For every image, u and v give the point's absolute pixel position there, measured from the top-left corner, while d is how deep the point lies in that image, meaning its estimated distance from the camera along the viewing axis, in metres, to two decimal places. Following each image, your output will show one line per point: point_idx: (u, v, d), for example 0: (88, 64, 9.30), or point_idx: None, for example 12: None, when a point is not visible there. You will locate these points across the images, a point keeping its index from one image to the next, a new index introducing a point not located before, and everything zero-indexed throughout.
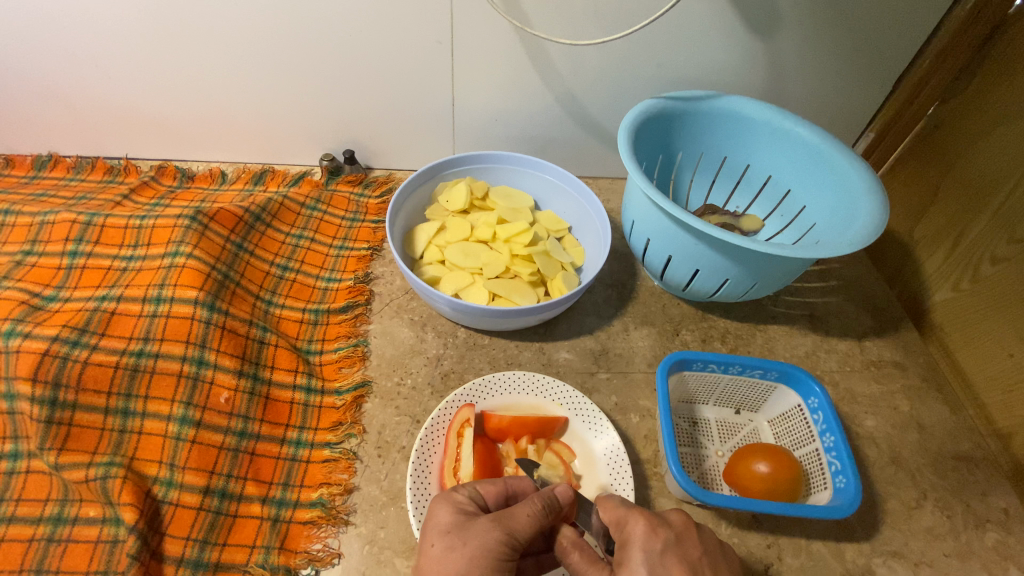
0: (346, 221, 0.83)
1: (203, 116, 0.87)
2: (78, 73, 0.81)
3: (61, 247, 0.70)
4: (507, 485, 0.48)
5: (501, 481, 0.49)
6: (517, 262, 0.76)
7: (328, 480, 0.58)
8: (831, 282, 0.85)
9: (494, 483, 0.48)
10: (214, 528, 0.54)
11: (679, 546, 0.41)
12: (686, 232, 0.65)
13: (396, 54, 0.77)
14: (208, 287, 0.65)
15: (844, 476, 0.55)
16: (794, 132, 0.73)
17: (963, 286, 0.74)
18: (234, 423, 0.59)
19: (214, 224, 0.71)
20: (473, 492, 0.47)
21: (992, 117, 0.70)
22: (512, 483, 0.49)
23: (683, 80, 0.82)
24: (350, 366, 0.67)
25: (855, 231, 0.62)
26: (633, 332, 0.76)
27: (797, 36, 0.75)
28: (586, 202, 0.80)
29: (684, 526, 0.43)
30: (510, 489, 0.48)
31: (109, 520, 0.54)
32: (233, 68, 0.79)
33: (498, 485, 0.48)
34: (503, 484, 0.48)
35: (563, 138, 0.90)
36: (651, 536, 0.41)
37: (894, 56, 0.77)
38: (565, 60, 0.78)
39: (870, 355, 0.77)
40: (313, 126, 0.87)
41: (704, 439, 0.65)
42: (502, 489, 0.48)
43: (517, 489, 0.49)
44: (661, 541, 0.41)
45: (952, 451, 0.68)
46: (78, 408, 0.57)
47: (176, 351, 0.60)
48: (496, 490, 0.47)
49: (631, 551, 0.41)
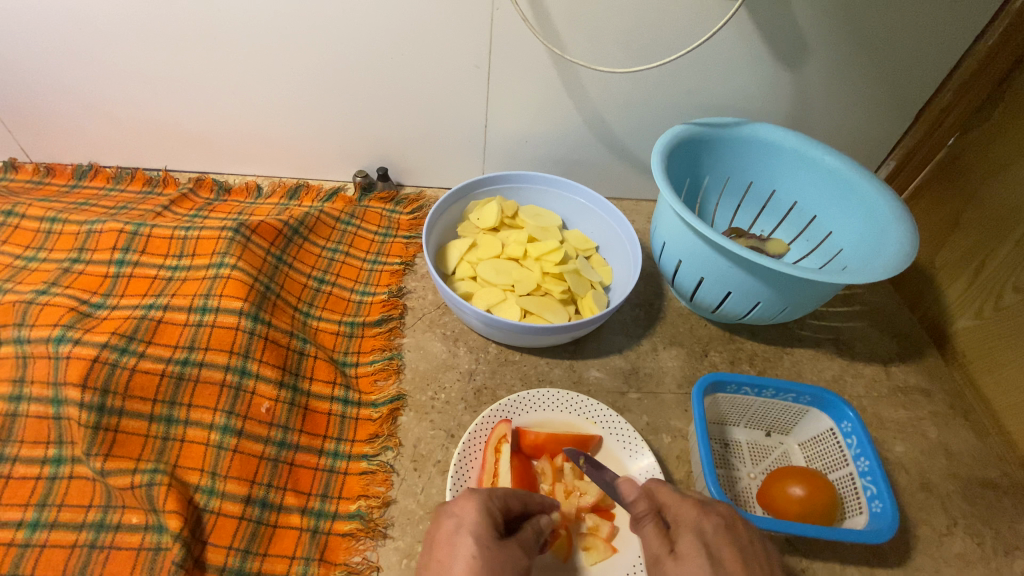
0: (379, 236, 0.85)
1: (241, 130, 0.89)
2: (126, 87, 0.84)
3: (108, 255, 0.71)
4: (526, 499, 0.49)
5: (524, 496, 0.48)
6: (548, 280, 0.77)
7: (366, 492, 0.59)
8: (854, 307, 0.86)
9: (519, 498, 0.48)
10: (255, 538, 0.55)
11: (730, 531, 0.44)
12: (719, 255, 0.67)
13: (433, 76, 0.80)
14: (251, 298, 0.66)
15: (880, 500, 0.56)
16: (822, 160, 0.74)
17: (985, 313, 0.74)
18: (274, 433, 0.60)
19: (256, 237, 0.73)
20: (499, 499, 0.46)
21: (1013, 149, 0.72)
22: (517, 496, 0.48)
23: (711, 107, 0.84)
24: (385, 379, 0.68)
25: (886, 259, 0.63)
26: (662, 352, 0.76)
27: (824, 68, 0.77)
28: (615, 222, 0.82)
29: (732, 516, 0.45)
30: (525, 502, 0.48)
31: (152, 527, 0.55)
32: (273, 85, 0.82)
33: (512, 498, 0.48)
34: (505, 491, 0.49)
35: (591, 161, 0.92)
36: (709, 516, 0.44)
37: (917, 89, 0.79)
38: (597, 85, 0.80)
39: (896, 380, 0.77)
40: (348, 143, 0.90)
41: (736, 461, 0.66)
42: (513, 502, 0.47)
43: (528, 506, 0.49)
44: (713, 524, 0.44)
45: (980, 478, 0.68)
46: (124, 414, 0.58)
47: (219, 361, 0.62)
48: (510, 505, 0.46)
49: (685, 532, 0.44)
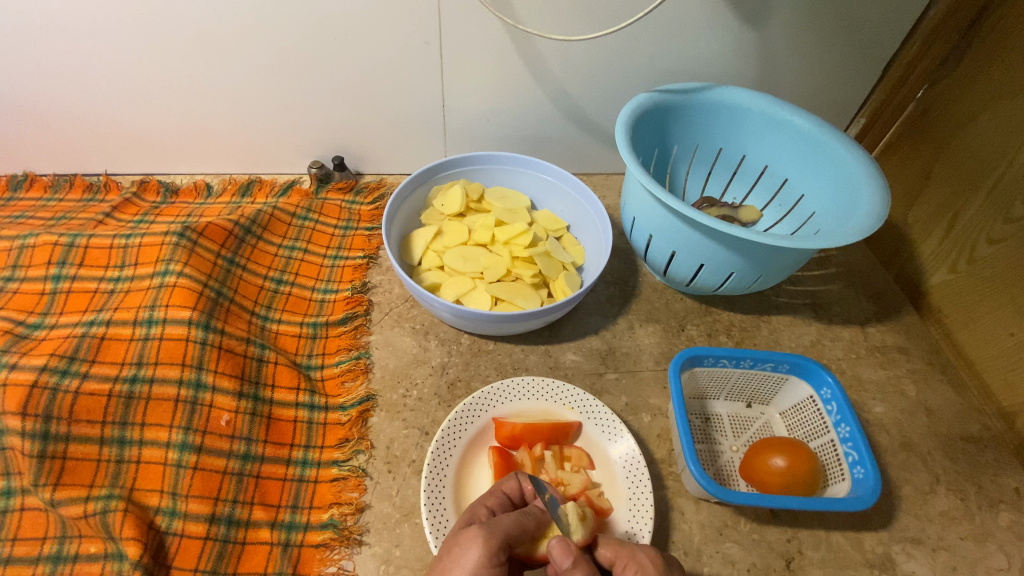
0: (339, 229, 0.81)
1: (185, 127, 0.84)
2: (51, 87, 0.77)
3: (44, 271, 0.67)
4: (523, 481, 0.50)
5: (521, 481, 0.50)
6: (518, 264, 0.74)
7: (338, 500, 0.56)
8: (830, 269, 0.85)
9: (512, 482, 0.50)
10: (223, 557, 0.53)
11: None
12: (689, 227, 0.64)
13: (381, 55, 0.75)
14: (201, 307, 0.63)
15: (863, 467, 0.56)
16: (790, 122, 0.72)
17: (959, 267, 0.73)
18: (237, 446, 0.57)
19: (204, 240, 0.69)
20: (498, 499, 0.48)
21: (981, 99, 0.70)
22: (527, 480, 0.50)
23: (674, 73, 0.80)
24: (353, 380, 0.65)
25: (857, 220, 0.61)
26: (639, 330, 0.75)
27: (789, 25, 0.74)
28: (583, 199, 0.79)
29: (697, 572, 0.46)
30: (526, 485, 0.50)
31: (111, 555, 0.52)
32: (216, 77, 0.77)
33: (515, 481, 0.50)
34: (518, 480, 0.50)
35: (555, 136, 0.88)
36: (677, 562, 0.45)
37: (884, 41, 0.77)
38: (555, 56, 0.76)
39: (873, 341, 0.77)
40: (299, 133, 0.85)
41: (718, 435, 0.65)
42: (520, 485, 0.50)
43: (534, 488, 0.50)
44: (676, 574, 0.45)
45: (961, 433, 0.68)
46: (71, 440, 0.55)
47: (172, 375, 0.58)
48: (516, 485, 0.50)
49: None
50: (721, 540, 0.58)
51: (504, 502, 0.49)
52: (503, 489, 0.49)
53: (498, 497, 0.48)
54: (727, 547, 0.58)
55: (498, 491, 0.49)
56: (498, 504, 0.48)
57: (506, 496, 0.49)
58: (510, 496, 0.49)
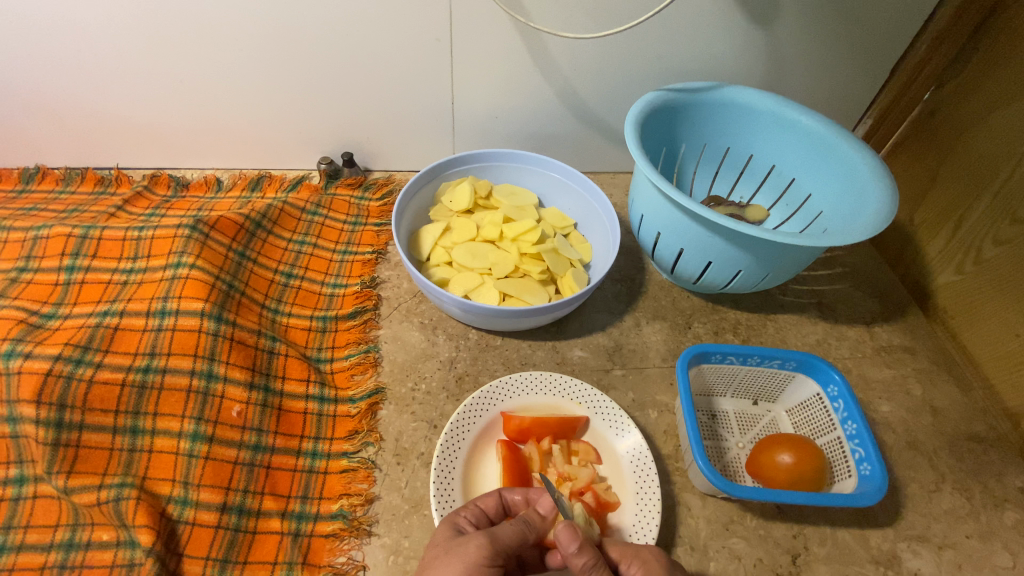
0: (348, 225, 0.82)
1: (196, 122, 0.84)
2: (64, 80, 0.78)
3: (57, 262, 0.68)
4: (503, 496, 0.50)
5: (498, 495, 0.50)
6: (526, 261, 0.75)
7: (347, 491, 0.57)
8: (836, 269, 0.85)
9: (490, 496, 0.50)
10: (234, 546, 0.53)
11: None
12: (698, 224, 0.65)
13: (392, 52, 0.75)
14: (213, 299, 0.63)
15: (869, 463, 0.56)
16: (798, 122, 0.72)
17: (966, 268, 0.74)
18: (248, 436, 0.58)
19: (215, 233, 0.69)
20: (476, 512, 0.48)
21: (989, 100, 0.70)
22: (507, 493, 0.50)
23: (683, 72, 0.81)
24: (362, 373, 0.66)
25: (866, 219, 0.61)
26: (646, 327, 0.75)
27: (798, 25, 0.75)
28: (591, 197, 0.79)
29: None
30: (506, 499, 0.50)
31: (123, 543, 0.53)
32: (226, 72, 0.77)
33: (495, 496, 0.50)
34: (498, 495, 0.50)
35: (564, 134, 0.89)
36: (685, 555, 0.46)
37: (893, 42, 0.77)
38: (565, 54, 0.77)
39: (879, 340, 0.77)
40: (308, 128, 0.85)
41: (724, 432, 0.65)
42: (499, 500, 0.50)
43: (513, 499, 0.50)
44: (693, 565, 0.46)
45: (965, 433, 0.69)
46: (84, 428, 0.56)
47: (184, 366, 0.59)
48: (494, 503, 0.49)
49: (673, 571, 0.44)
50: (727, 536, 0.59)
51: (481, 516, 0.48)
52: (479, 504, 0.49)
53: (475, 510, 0.48)
54: (733, 542, 0.58)
55: (474, 504, 0.49)
56: (478, 517, 0.48)
57: (484, 512, 0.49)
58: (487, 511, 0.49)
